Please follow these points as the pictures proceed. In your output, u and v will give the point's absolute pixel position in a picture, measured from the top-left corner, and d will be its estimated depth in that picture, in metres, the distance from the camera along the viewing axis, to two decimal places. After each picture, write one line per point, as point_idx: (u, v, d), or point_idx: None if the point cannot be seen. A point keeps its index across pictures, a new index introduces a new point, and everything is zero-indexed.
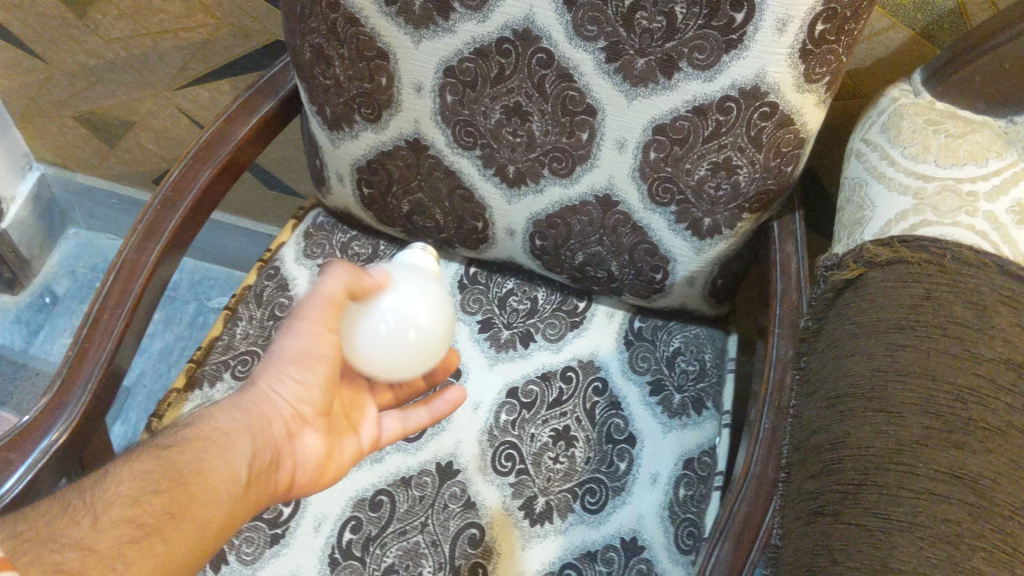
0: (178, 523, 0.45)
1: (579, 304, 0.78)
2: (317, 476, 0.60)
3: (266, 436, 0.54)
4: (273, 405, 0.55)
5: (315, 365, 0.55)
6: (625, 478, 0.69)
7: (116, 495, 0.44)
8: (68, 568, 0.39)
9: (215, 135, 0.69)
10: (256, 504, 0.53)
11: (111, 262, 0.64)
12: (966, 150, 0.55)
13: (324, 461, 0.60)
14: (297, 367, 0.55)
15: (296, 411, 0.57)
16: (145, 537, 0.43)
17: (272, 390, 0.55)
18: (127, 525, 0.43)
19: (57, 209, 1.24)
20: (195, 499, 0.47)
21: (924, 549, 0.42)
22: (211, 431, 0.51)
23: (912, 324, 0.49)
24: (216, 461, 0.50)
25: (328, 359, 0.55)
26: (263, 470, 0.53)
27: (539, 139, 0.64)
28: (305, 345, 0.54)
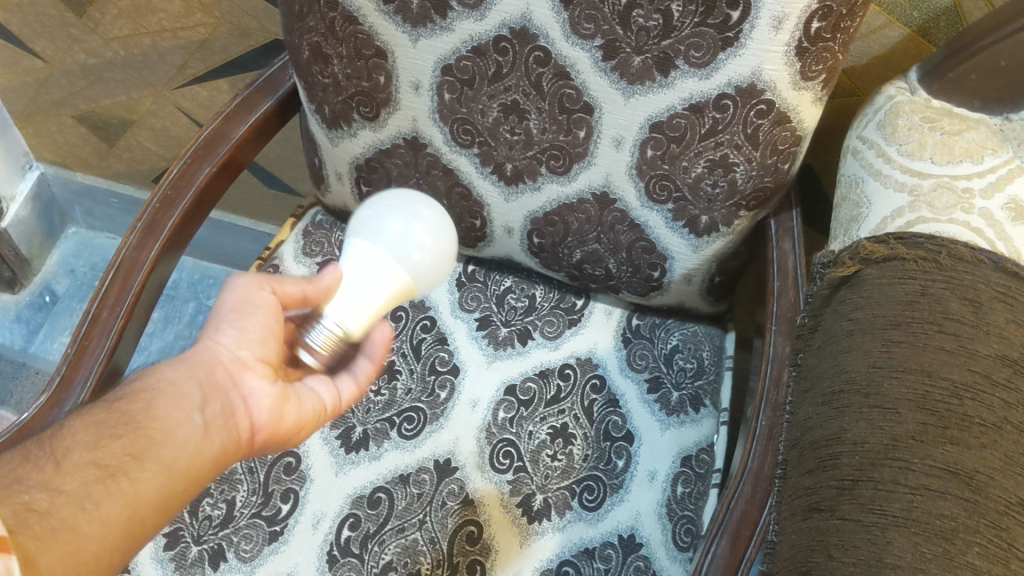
0: (142, 464, 0.45)
1: (577, 302, 0.78)
2: (280, 428, 0.54)
3: (216, 380, 0.50)
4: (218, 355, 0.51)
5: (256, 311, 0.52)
6: (623, 476, 0.69)
7: (74, 443, 0.45)
8: (36, 508, 0.41)
9: (214, 133, 0.70)
10: (218, 449, 0.49)
11: (111, 258, 0.65)
12: (962, 147, 0.55)
13: (289, 413, 0.54)
14: (236, 316, 0.52)
15: (240, 360, 0.52)
16: (108, 478, 0.44)
17: (212, 340, 0.51)
18: (88, 468, 0.44)
19: (57, 208, 1.25)
20: (153, 443, 0.46)
21: (919, 545, 0.42)
22: (159, 381, 0.49)
23: (906, 321, 0.49)
24: (166, 407, 0.48)
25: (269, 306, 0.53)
26: (217, 417, 0.50)
27: (537, 137, 0.64)
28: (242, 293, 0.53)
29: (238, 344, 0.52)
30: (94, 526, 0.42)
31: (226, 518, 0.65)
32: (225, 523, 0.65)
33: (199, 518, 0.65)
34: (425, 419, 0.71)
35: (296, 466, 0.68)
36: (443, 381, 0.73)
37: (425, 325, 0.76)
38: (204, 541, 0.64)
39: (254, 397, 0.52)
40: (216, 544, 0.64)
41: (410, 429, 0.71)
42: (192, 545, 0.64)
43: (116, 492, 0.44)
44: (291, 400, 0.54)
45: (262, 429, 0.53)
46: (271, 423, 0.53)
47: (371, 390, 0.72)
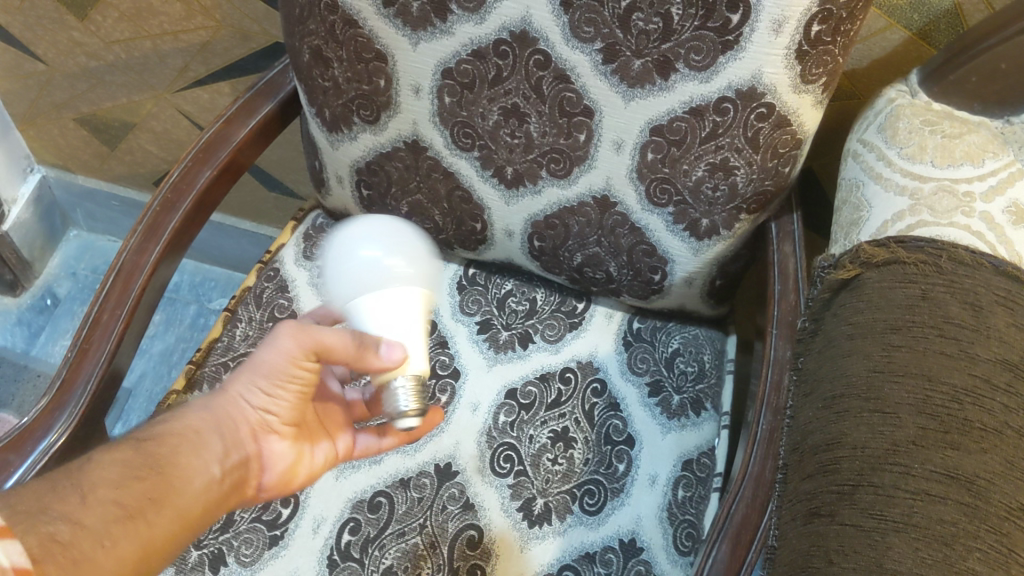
0: (159, 509, 0.46)
1: (578, 305, 0.78)
2: (293, 484, 0.59)
3: (237, 438, 0.53)
4: (243, 414, 0.54)
5: (288, 380, 0.52)
6: (624, 479, 0.69)
7: (100, 478, 0.45)
8: (60, 539, 0.40)
9: (214, 136, 0.70)
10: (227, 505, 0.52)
11: (112, 261, 0.65)
12: (963, 150, 0.55)
13: (300, 472, 0.58)
14: (268, 381, 0.53)
15: (263, 420, 0.55)
16: (129, 518, 0.44)
17: (241, 399, 0.53)
18: (111, 506, 0.44)
19: (58, 210, 1.25)
20: (173, 490, 0.47)
21: (919, 550, 0.42)
22: (185, 429, 0.51)
23: (908, 325, 0.49)
24: (190, 457, 0.50)
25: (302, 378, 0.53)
26: (234, 471, 0.53)
27: (537, 140, 0.64)
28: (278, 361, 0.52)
29: (263, 406, 0.54)
30: (110, 560, 0.42)
31: (226, 523, 0.65)
32: (225, 527, 0.65)
33: None
34: None
35: None
36: (443, 385, 0.73)
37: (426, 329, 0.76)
38: (205, 546, 0.64)
39: (270, 454, 0.56)
40: (216, 548, 0.64)
41: None
42: (192, 550, 0.64)
43: (135, 534, 0.44)
44: (305, 459, 0.59)
45: (272, 485, 0.57)
46: (279, 482, 0.58)
47: None
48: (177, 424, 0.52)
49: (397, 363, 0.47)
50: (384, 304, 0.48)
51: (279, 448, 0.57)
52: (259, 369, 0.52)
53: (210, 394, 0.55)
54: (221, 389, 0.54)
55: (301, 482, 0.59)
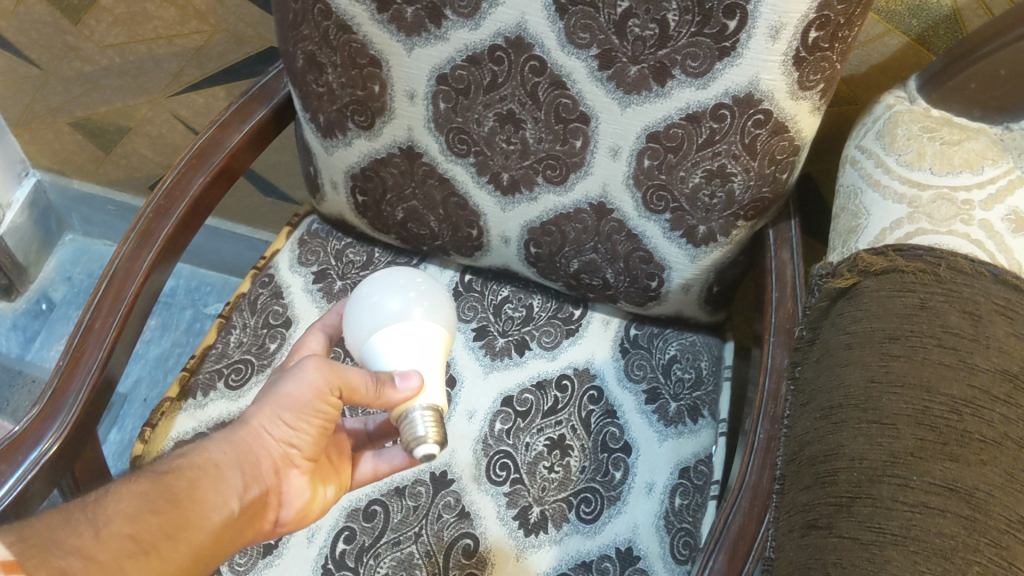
0: (173, 543, 0.45)
1: (575, 312, 0.78)
2: (305, 518, 0.57)
3: (258, 472, 0.52)
4: (265, 447, 0.52)
5: (313, 415, 0.51)
6: (620, 488, 0.69)
7: (117, 511, 0.44)
8: (72, 572, 0.39)
9: (208, 142, 0.69)
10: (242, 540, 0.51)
11: (105, 268, 0.64)
12: (961, 157, 0.55)
13: (315, 503, 0.57)
14: (294, 417, 0.51)
15: (284, 453, 0.53)
16: (141, 553, 0.43)
17: (265, 432, 0.52)
18: (124, 540, 0.43)
19: (54, 214, 1.24)
20: (188, 524, 0.46)
21: (918, 564, 0.41)
22: (204, 462, 0.50)
23: (906, 334, 0.49)
24: (208, 492, 0.48)
25: (326, 415, 0.51)
26: (250, 507, 0.51)
27: (533, 147, 0.64)
28: (306, 397, 0.50)
29: (285, 441, 0.52)
30: None
31: None
32: None
33: None
34: None
35: None
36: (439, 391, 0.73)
37: None
38: None
39: (286, 489, 0.55)
40: None
41: None
42: None
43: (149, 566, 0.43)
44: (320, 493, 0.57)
45: (285, 519, 0.56)
46: (296, 516, 0.56)
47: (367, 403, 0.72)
48: (197, 457, 0.50)
49: (412, 392, 0.46)
50: (403, 339, 0.48)
51: (295, 484, 0.55)
52: (283, 401, 0.51)
53: (233, 422, 0.53)
54: (244, 418, 0.52)
55: (310, 516, 0.58)
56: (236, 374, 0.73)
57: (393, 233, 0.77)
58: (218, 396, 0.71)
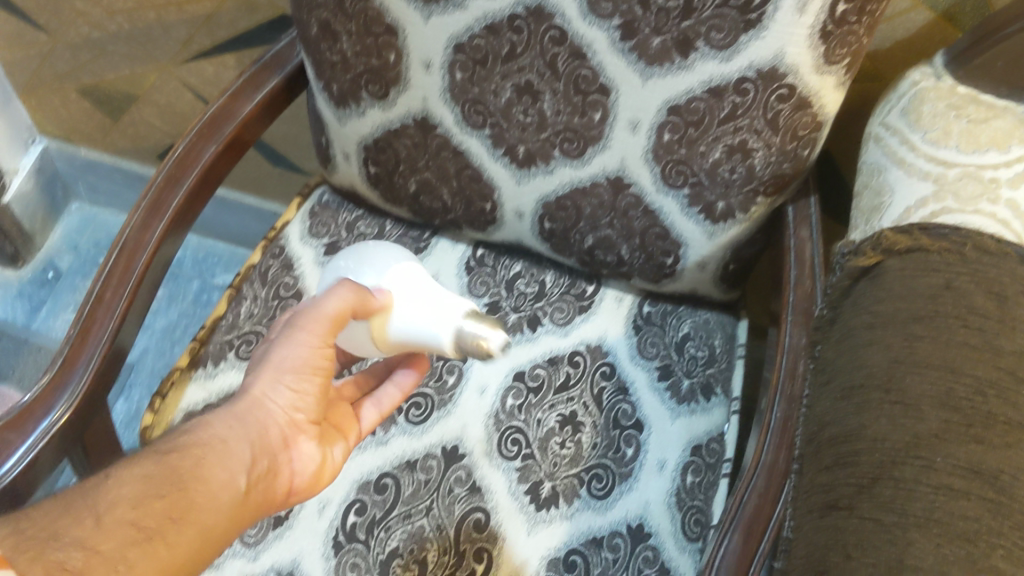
0: (181, 528, 0.43)
1: (588, 288, 0.77)
2: (317, 483, 0.57)
3: (266, 442, 0.51)
4: (272, 417, 0.51)
5: (312, 372, 0.51)
6: (632, 464, 0.68)
7: (118, 497, 0.42)
8: (70, 567, 0.38)
9: (219, 111, 0.68)
10: (255, 514, 0.50)
11: (115, 237, 0.63)
12: (989, 136, 0.53)
13: (325, 466, 0.57)
14: (295, 377, 0.51)
15: (291, 420, 0.52)
16: (146, 541, 0.41)
17: (268, 399, 0.51)
18: (128, 527, 0.41)
19: (60, 182, 1.23)
20: (194, 506, 0.45)
21: (941, 547, 0.41)
22: (210, 437, 0.49)
23: (930, 315, 0.48)
24: (215, 468, 0.47)
25: (324, 369, 0.51)
26: (259, 480, 0.50)
27: (550, 119, 0.63)
28: (302, 356, 0.50)
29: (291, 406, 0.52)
30: None
31: None
32: None
33: None
34: (432, 405, 0.70)
35: None
36: (451, 367, 0.72)
37: None
38: None
39: (296, 457, 0.54)
40: None
41: (417, 415, 0.70)
42: None
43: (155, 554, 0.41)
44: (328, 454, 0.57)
45: (299, 487, 0.55)
46: (309, 483, 0.56)
47: None
48: (202, 435, 0.49)
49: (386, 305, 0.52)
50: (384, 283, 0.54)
51: (304, 450, 0.54)
52: (281, 365, 0.50)
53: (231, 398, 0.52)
54: (245, 392, 0.51)
55: (320, 481, 0.57)
56: (247, 345, 0.72)
57: (405, 205, 0.76)
58: (228, 367, 0.71)
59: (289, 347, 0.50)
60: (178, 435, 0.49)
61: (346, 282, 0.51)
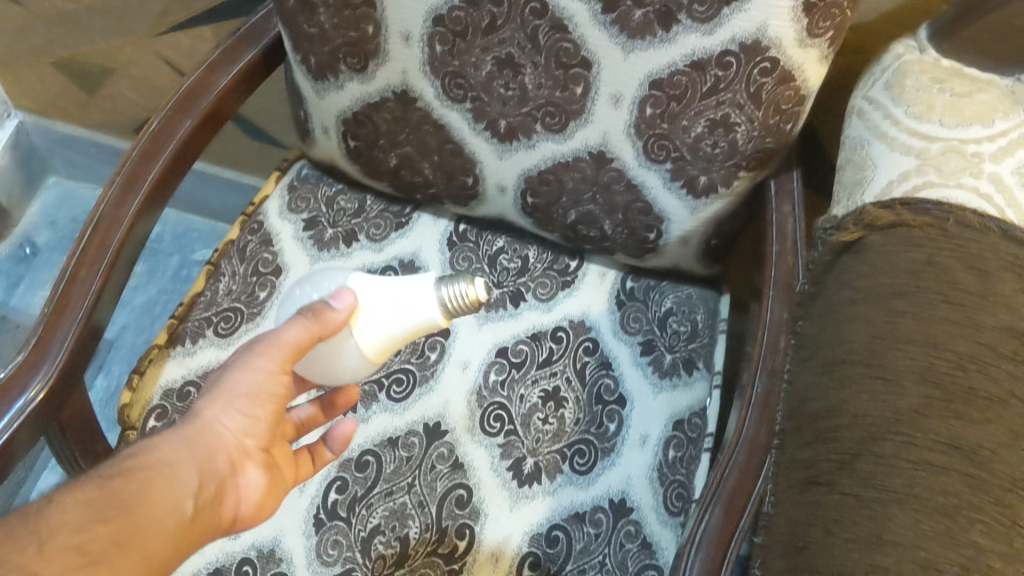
0: (127, 554, 0.41)
1: (571, 264, 0.76)
2: (260, 512, 0.53)
3: (213, 467, 0.48)
4: (221, 440, 0.48)
5: (267, 400, 0.49)
6: (614, 440, 0.68)
7: (62, 522, 0.40)
8: None
9: (195, 85, 0.67)
10: (200, 541, 0.46)
11: (90, 214, 0.62)
12: (972, 110, 0.53)
13: (267, 499, 0.53)
14: (250, 402, 0.48)
15: (241, 446, 0.49)
16: (93, 564, 0.39)
17: (217, 422, 0.48)
18: (71, 553, 0.39)
19: (37, 157, 1.21)
20: (142, 531, 0.42)
21: (922, 522, 0.41)
22: (156, 462, 0.46)
23: (912, 290, 0.48)
24: (160, 493, 0.44)
25: (278, 396, 0.49)
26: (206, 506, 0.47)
27: (531, 93, 0.62)
28: (255, 380, 0.48)
29: (242, 431, 0.49)
30: None
31: None
32: None
33: None
34: (415, 381, 0.70)
35: None
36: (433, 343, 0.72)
37: None
38: None
39: (245, 486, 0.51)
40: None
41: (399, 392, 0.70)
42: None
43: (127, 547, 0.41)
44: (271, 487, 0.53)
45: (243, 515, 0.51)
46: (253, 511, 0.52)
47: None
48: (150, 449, 0.46)
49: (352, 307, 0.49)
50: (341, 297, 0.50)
51: (253, 478, 0.51)
52: (236, 390, 0.48)
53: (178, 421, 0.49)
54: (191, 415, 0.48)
55: (265, 508, 0.53)
56: (225, 322, 0.72)
57: (386, 180, 0.76)
58: (207, 344, 0.71)
59: (248, 371, 0.48)
60: (126, 451, 0.46)
61: (302, 308, 0.48)
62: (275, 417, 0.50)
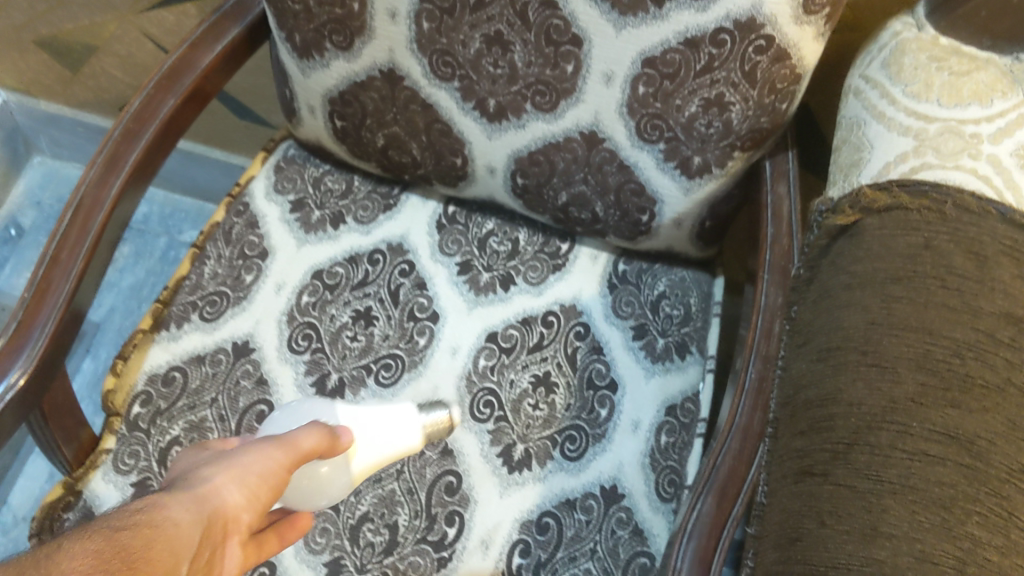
0: None
1: (562, 246, 0.75)
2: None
3: (218, 531, 0.38)
4: (223, 505, 0.38)
5: (272, 487, 0.41)
6: (606, 425, 0.67)
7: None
8: None
9: (178, 62, 0.65)
10: None
11: (70, 195, 0.61)
12: (970, 89, 0.51)
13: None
14: (240, 487, 0.39)
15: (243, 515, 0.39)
16: None
17: (222, 491, 0.38)
18: None
19: (21, 136, 1.19)
20: None
21: (917, 514, 0.40)
22: (155, 515, 0.35)
23: (909, 275, 0.46)
24: (166, 555, 0.34)
25: (280, 486, 0.42)
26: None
27: (521, 71, 0.60)
28: (258, 465, 0.41)
29: (243, 504, 0.39)
30: None
31: None
32: None
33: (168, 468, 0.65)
34: (404, 366, 0.69)
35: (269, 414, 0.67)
36: (422, 327, 0.71)
37: (404, 270, 0.73)
38: None
39: (226, 560, 0.39)
40: None
41: (388, 377, 0.69)
42: None
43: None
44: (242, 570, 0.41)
45: None
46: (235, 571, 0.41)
47: (347, 336, 0.70)
48: (159, 504, 0.36)
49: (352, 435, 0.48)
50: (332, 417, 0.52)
51: (236, 557, 0.40)
52: (247, 466, 0.40)
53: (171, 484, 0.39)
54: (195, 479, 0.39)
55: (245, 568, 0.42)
56: (211, 306, 0.70)
57: (373, 160, 0.74)
58: (192, 328, 0.69)
59: (254, 456, 0.41)
60: (128, 504, 0.36)
61: (316, 424, 0.46)
62: (270, 500, 0.41)
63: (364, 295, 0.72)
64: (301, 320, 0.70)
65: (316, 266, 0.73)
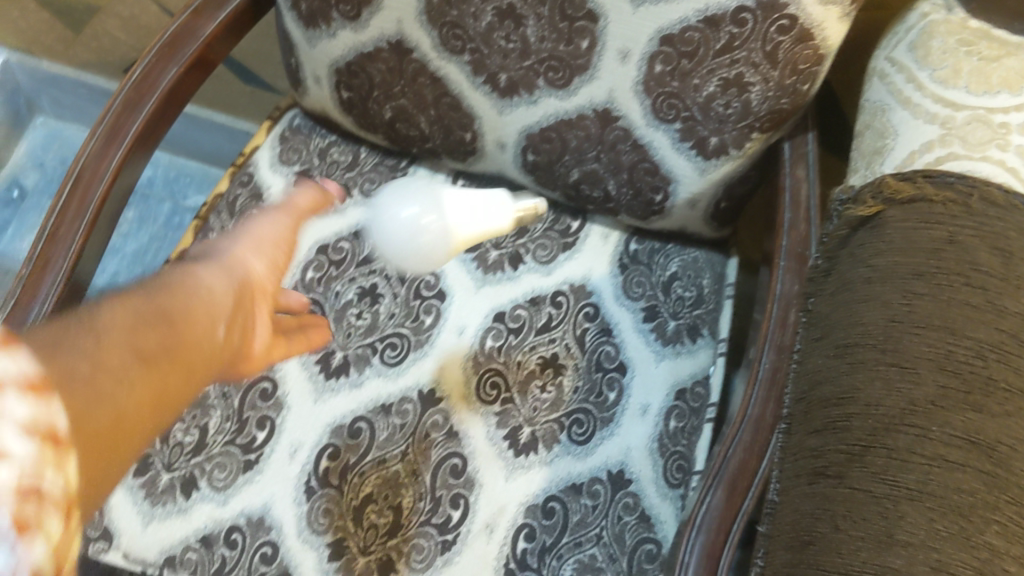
0: (174, 360, 0.36)
1: (573, 224, 0.73)
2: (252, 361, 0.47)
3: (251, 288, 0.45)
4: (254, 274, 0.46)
5: (276, 252, 0.49)
6: (614, 409, 0.66)
7: (100, 321, 0.34)
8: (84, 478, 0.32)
9: (181, 29, 0.63)
10: (195, 380, 0.38)
11: (70, 167, 0.59)
12: (1000, 77, 0.49)
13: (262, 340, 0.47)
14: (260, 256, 0.47)
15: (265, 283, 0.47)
16: (140, 385, 0.34)
17: (246, 259, 0.46)
18: (129, 352, 0.34)
19: (24, 96, 1.17)
20: (188, 347, 0.37)
21: (933, 522, 0.39)
22: (186, 281, 0.41)
23: (932, 270, 0.45)
24: (200, 317, 0.39)
25: (280, 263, 0.49)
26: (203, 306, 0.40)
27: (534, 46, 0.58)
28: (257, 230, 0.49)
29: (256, 259, 0.47)
30: (106, 414, 0.31)
31: (199, 445, 0.64)
32: (197, 450, 0.64)
33: (171, 445, 0.64)
34: (409, 345, 0.68)
35: (272, 392, 0.66)
36: (428, 306, 0.69)
37: None
38: (176, 469, 0.63)
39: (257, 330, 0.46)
40: (188, 472, 0.63)
41: (393, 356, 0.67)
42: (163, 473, 0.63)
43: (147, 378, 0.34)
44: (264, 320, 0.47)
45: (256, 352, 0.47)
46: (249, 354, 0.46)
47: (352, 314, 0.69)
48: (191, 272, 0.42)
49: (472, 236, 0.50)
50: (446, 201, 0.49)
51: (265, 327, 0.47)
52: (260, 237, 0.49)
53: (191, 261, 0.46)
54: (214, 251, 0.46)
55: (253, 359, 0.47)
56: None
57: (381, 133, 0.72)
58: None
59: (265, 220, 0.50)
60: (163, 273, 0.42)
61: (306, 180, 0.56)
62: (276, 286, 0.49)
63: (370, 271, 0.70)
64: (305, 297, 0.69)
65: (322, 241, 0.71)
